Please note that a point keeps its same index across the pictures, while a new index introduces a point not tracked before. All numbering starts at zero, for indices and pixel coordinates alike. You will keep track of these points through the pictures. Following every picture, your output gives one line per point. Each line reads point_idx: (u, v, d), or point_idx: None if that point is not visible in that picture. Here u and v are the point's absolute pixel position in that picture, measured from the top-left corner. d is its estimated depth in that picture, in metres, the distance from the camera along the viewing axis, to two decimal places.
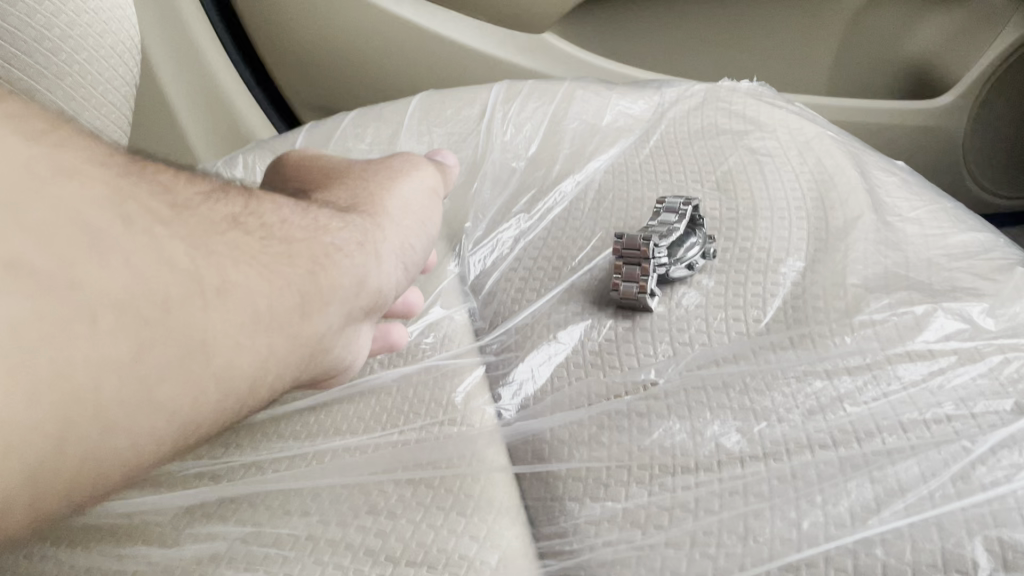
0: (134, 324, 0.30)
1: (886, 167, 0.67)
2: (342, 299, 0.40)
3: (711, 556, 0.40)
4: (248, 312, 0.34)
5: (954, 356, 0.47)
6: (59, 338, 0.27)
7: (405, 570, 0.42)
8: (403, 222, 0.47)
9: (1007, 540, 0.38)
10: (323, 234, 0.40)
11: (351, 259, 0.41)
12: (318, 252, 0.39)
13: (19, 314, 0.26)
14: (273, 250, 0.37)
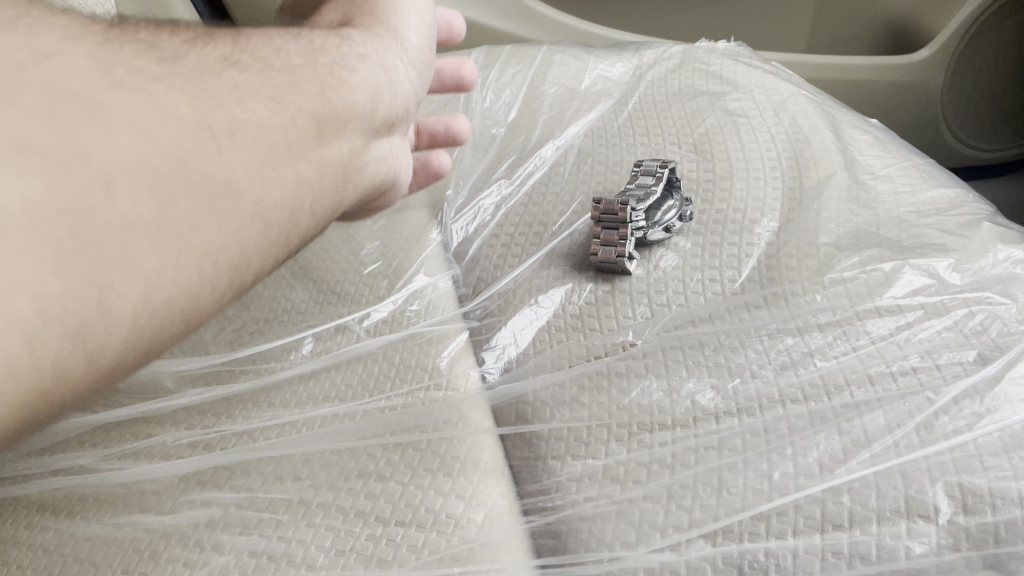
0: (156, 181, 0.29)
1: (860, 124, 0.68)
2: (359, 119, 0.41)
3: (687, 508, 0.42)
4: (262, 142, 0.34)
5: (921, 310, 0.48)
6: (80, 209, 0.27)
7: (393, 530, 0.44)
8: (402, 25, 0.46)
9: (968, 485, 0.39)
10: (323, 55, 0.41)
11: (355, 74, 0.41)
12: (324, 73, 0.40)
13: (32, 195, 0.26)
14: (273, 81, 0.37)
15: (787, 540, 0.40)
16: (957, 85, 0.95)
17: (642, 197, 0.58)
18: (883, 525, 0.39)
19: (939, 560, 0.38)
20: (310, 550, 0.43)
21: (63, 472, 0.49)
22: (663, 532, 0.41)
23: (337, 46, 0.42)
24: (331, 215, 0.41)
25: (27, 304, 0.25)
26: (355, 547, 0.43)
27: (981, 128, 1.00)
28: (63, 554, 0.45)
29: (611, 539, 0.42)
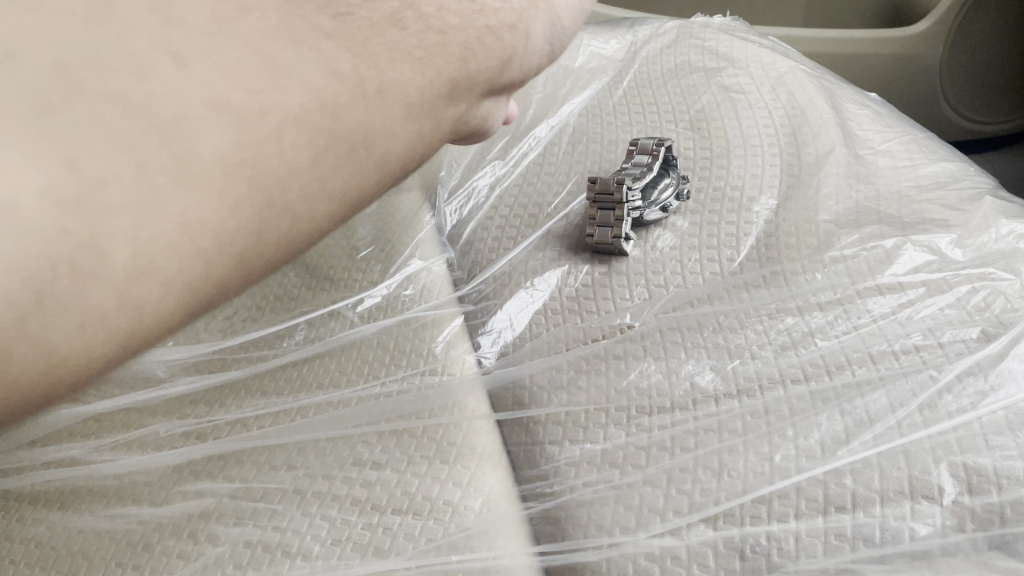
0: (311, 133, 0.30)
1: (858, 99, 0.67)
2: (483, 81, 0.36)
3: (687, 492, 0.41)
4: (399, 101, 0.33)
5: (923, 288, 0.47)
6: (256, 153, 0.29)
7: (391, 519, 0.43)
8: None
9: (972, 465, 0.39)
10: (477, 13, 0.35)
11: (502, 39, 0.36)
12: (472, 39, 0.35)
13: (226, 142, 0.28)
14: (424, 35, 0.33)
15: (790, 523, 0.39)
16: (955, 58, 0.94)
17: (637, 176, 0.57)
18: (887, 506, 0.39)
19: (944, 541, 0.38)
20: (306, 539, 0.42)
21: (53, 464, 0.48)
22: (663, 516, 0.41)
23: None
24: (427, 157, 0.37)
25: (210, 236, 0.28)
26: (352, 536, 0.42)
27: (980, 100, 0.98)
28: (56, 546, 0.44)
29: (610, 525, 0.42)
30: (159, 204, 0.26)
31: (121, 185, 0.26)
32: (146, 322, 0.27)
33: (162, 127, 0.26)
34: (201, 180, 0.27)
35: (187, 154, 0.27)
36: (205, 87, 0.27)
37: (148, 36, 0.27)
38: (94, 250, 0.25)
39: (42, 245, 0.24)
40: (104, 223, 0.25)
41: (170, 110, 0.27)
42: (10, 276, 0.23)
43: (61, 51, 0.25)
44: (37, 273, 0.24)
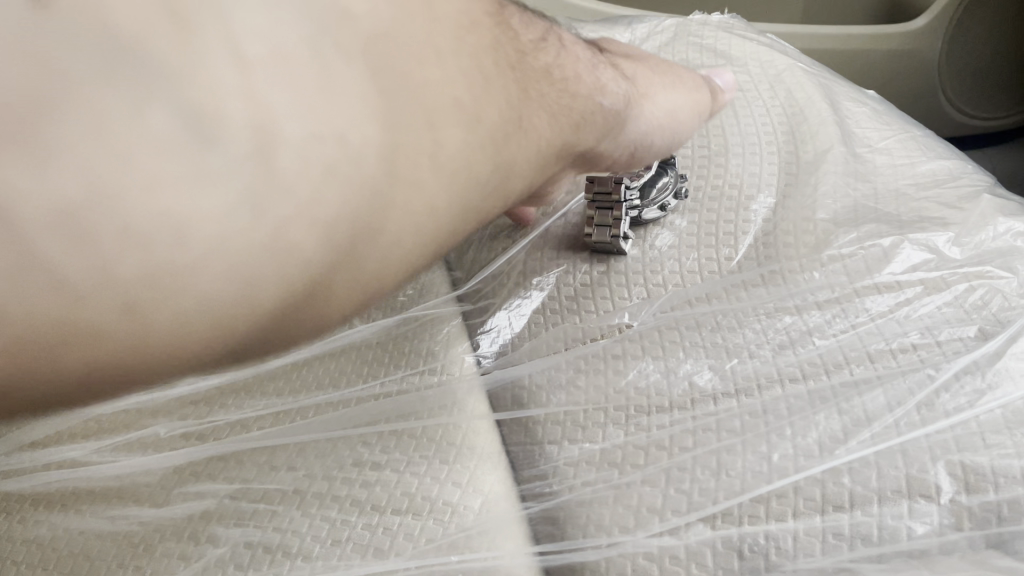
0: (496, 152, 0.35)
1: (856, 97, 0.67)
2: (574, 150, 0.44)
3: (686, 492, 0.41)
4: (533, 143, 0.38)
5: (921, 286, 0.47)
6: (469, 159, 0.34)
7: (391, 519, 0.43)
8: (657, 119, 0.50)
9: (969, 464, 0.39)
10: (597, 95, 0.45)
11: (602, 117, 0.45)
12: (585, 109, 0.43)
13: (462, 142, 0.33)
14: (561, 101, 0.41)
15: (788, 523, 0.39)
16: (955, 55, 0.94)
17: (636, 176, 0.58)
18: (884, 505, 0.39)
19: (942, 540, 0.38)
20: (307, 539, 0.42)
21: (54, 465, 0.48)
22: (661, 516, 0.41)
23: (602, 78, 0.46)
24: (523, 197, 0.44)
25: (430, 219, 0.32)
26: (352, 536, 0.42)
27: (980, 95, 0.98)
28: (58, 548, 0.45)
29: (609, 524, 0.42)
30: (423, 181, 0.31)
31: (407, 157, 0.30)
32: (376, 286, 0.33)
33: (433, 113, 0.31)
34: (445, 168, 0.32)
35: (445, 143, 0.32)
36: (457, 83, 0.33)
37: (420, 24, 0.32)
38: (381, 213, 0.30)
39: (358, 194, 0.29)
40: (393, 190, 0.30)
41: (430, 107, 0.31)
42: (334, 224, 0.29)
43: (384, 29, 0.30)
44: (349, 221, 0.29)
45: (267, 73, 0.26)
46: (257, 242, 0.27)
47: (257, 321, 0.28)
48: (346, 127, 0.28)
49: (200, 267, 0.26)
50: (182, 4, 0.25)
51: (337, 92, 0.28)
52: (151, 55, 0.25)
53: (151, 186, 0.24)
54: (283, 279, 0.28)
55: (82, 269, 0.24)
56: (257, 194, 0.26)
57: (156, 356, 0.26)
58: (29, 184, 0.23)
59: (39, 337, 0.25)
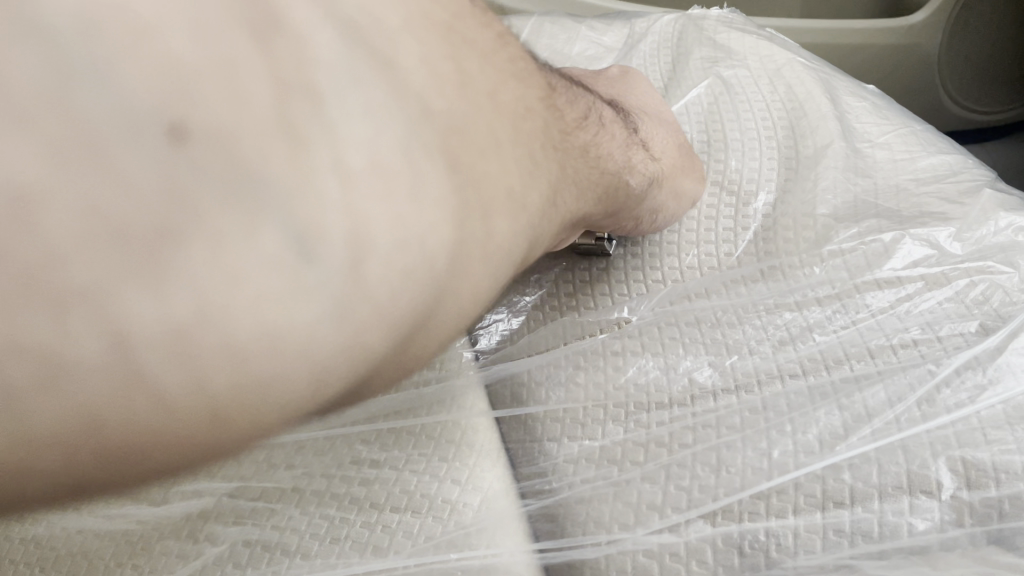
0: (530, 226, 0.38)
1: (856, 90, 0.66)
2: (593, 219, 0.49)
3: (686, 489, 0.41)
4: (557, 217, 0.42)
5: (921, 281, 0.47)
6: (511, 239, 0.36)
7: (389, 517, 0.42)
8: (666, 195, 0.53)
9: (970, 460, 0.39)
10: (626, 174, 0.50)
11: (628, 194, 0.50)
12: (611, 188, 0.48)
13: (505, 226, 0.35)
14: (585, 189, 0.45)
15: (788, 519, 0.39)
16: (955, 47, 0.93)
17: None
18: (885, 501, 0.39)
19: (942, 537, 0.38)
20: (305, 538, 0.42)
21: None
22: (661, 512, 0.41)
23: (632, 154, 0.51)
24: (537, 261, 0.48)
25: (471, 300, 0.35)
26: (351, 534, 0.42)
27: (980, 90, 0.98)
28: (56, 547, 0.44)
29: (609, 521, 0.42)
30: (472, 270, 0.33)
31: (465, 252, 0.32)
32: (411, 362, 0.35)
33: (486, 206, 0.33)
34: (493, 256, 0.34)
35: (492, 234, 0.34)
36: (505, 176, 0.35)
37: (481, 120, 0.34)
38: (435, 302, 0.32)
39: (422, 292, 0.31)
40: (448, 282, 0.32)
41: (486, 196, 0.33)
42: (402, 320, 0.30)
43: (454, 128, 0.32)
44: (414, 316, 0.31)
45: (363, 185, 0.27)
46: (345, 348, 0.28)
47: (312, 408, 0.30)
48: (422, 231, 0.30)
49: (293, 375, 0.27)
50: (298, 121, 0.26)
51: (420, 196, 0.29)
52: (271, 178, 0.25)
53: (253, 302, 0.25)
54: (351, 376, 0.29)
55: (188, 386, 0.25)
56: (352, 302, 0.27)
57: (227, 447, 0.28)
58: (150, 309, 0.23)
59: (133, 443, 0.25)
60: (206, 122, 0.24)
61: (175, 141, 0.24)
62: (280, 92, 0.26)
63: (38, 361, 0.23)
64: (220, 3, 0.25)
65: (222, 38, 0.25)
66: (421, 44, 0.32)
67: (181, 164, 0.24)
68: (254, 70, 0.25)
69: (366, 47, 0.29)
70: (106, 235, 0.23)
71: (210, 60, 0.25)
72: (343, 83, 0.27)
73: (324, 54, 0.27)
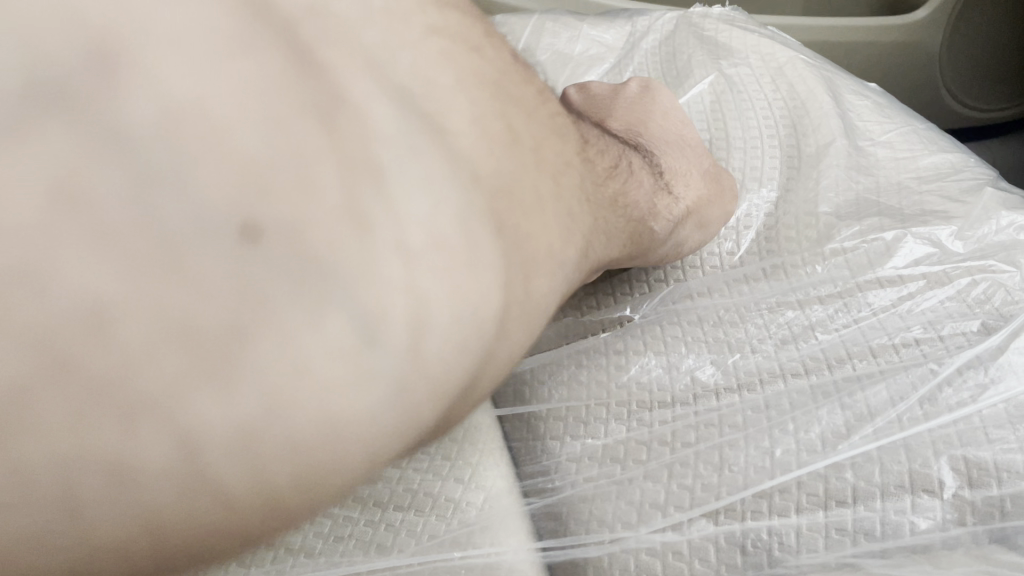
0: (564, 275, 0.38)
1: (858, 89, 0.66)
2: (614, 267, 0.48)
3: (688, 487, 0.41)
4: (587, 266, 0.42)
5: (923, 280, 0.47)
6: (547, 294, 0.36)
7: (393, 515, 0.42)
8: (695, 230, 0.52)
9: (972, 459, 0.39)
10: (649, 219, 0.49)
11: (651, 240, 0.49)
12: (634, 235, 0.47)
13: (543, 282, 0.35)
14: (610, 238, 0.45)
15: (790, 518, 0.39)
16: (955, 44, 0.93)
17: None
18: (887, 500, 0.39)
19: (944, 535, 0.38)
20: (308, 536, 0.42)
21: None
22: (664, 511, 0.41)
23: (655, 195, 0.50)
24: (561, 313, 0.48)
25: (509, 357, 0.34)
26: (354, 533, 0.42)
27: (981, 88, 0.98)
28: None
29: (612, 520, 0.42)
30: (513, 332, 0.33)
31: (511, 315, 0.32)
32: (445, 425, 0.34)
33: (528, 268, 0.33)
34: (529, 315, 0.34)
35: (531, 293, 0.34)
36: (544, 235, 0.35)
37: (523, 182, 0.34)
38: (481, 368, 0.31)
39: (474, 363, 0.30)
40: (494, 348, 0.31)
41: (527, 256, 0.33)
42: (454, 394, 0.29)
43: (499, 195, 0.32)
44: (463, 388, 0.30)
45: (428, 264, 0.27)
46: (403, 431, 0.27)
47: (359, 486, 0.29)
48: (479, 306, 0.29)
49: (354, 466, 0.26)
50: (363, 204, 0.25)
51: (478, 272, 0.29)
52: (339, 265, 0.24)
53: (327, 398, 0.24)
54: (403, 453, 0.28)
55: (254, 486, 0.23)
56: (416, 388, 0.26)
57: (274, 533, 0.26)
58: (224, 415, 0.22)
59: (196, 546, 0.24)
60: (274, 217, 0.23)
61: (244, 238, 0.23)
62: (345, 175, 0.25)
63: (106, 473, 0.21)
64: (283, 88, 0.25)
65: (287, 122, 0.24)
66: (470, 111, 0.32)
67: (250, 263, 0.23)
68: (319, 159, 0.25)
69: (415, 122, 0.28)
70: (179, 339, 0.22)
71: (275, 150, 0.24)
72: (401, 164, 0.27)
73: (382, 136, 0.27)
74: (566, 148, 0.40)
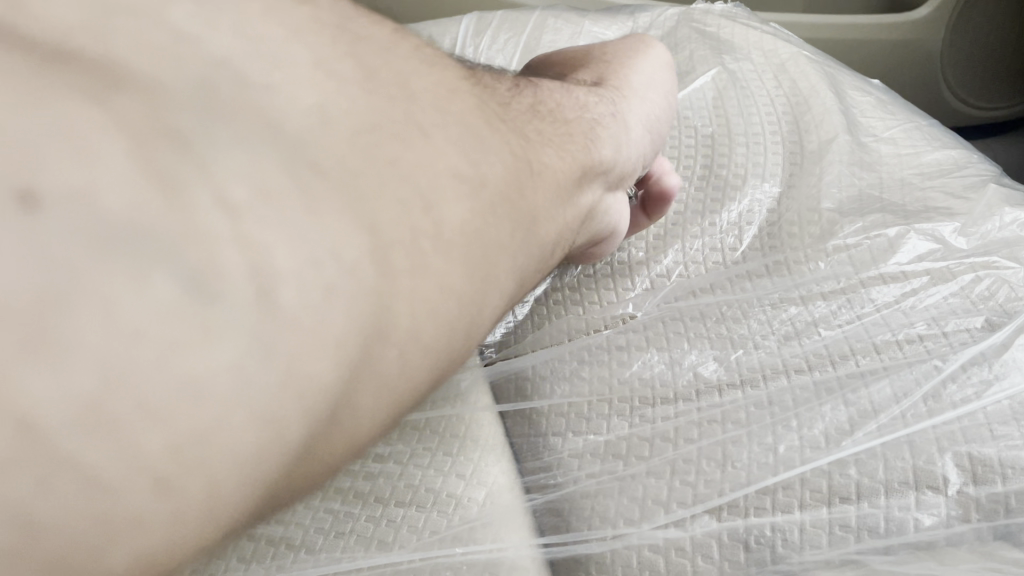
0: (509, 210, 0.36)
1: (860, 86, 0.66)
2: (606, 175, 0.46)
3: (691, 484, 0.41)
4: (554, 182, 0.40)
5: (926, 276, 0.47)
6: (479, 228, 0.34)
7: (394, 511, 0.42)
8: (646, 97, 0.52)
9: (976, 456, 0.39)
10: (586, 112, 0.46)
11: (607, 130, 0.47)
12: (587, 128, 0.45)
13: (462, 214, 0.33)
14: (556, 127, 0.42)
15: (794, 514, 0.39)
16: (957, 44, 0.93)
17: None
18: (891, 497, 0.39)
19: (948, 532, 0.38)
20: (310, 532, 0.42)
21: None
22: (667, 507, 0.41)
23: (596, 102, 0.48)
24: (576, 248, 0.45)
25: (443, 300, 0.32)
26: (355, 529, 0.42)
27: (983, 86, 0.97)
28: None
29: (614, 516, 0.41)
30: (426, 268, 0.31)
31: (406, 248, 0.30)
32: (399, 399, 0.32)
33: (424, 196, 0.32)
34: (461, 256, 0.33)
35: (441, 222, 0.32)
36: (442, 159, 0.33)
37: (400, 116, 0.33)
38: (389, 315, 0.30)
39: (362, 311, 0.28)
40: (395, 289, 0.30)
41: (425, 188, 0.32)
42: (347, 343, 0.28)
43: (355, 130, 0.31)
44: (360, 338, 0.28)
45: (261, 212, 0.26)
46: (276, 384, 0.25)
47: (281, 468, 0.27)
48: (338, 247, 0.28)
49: (226, 424, 0.24)
50: (164, 168, 0.25)
51: (326, 211, 0.28)
52: (151, 225, 0.24)
53: (167, 354, 0.23)
54: (307, 414, 0.27)
55: (106, 459, 0.22)
56: (272, 335, 0.25)
57: (191, 530, 0.24)
58: (48, 386, 0.21)
59: (80, 544, 0.22)
60: (62, 185, 0.23)
61: (31, 206, 0.22)
62: (134, 145, 0.24)
63: None
64: (51, 77, 0.24)
65: (70, 104, 0.24)
66: (313, 65, 0.31)
67: (47, 229, 0.22)
68: (104, 130, 0.24)
69: (216, 86, 0.28)
70: None
71: (51, 124, 0.23)
72: (198, 126, 0.26)
73: (168, 105, 0.26)
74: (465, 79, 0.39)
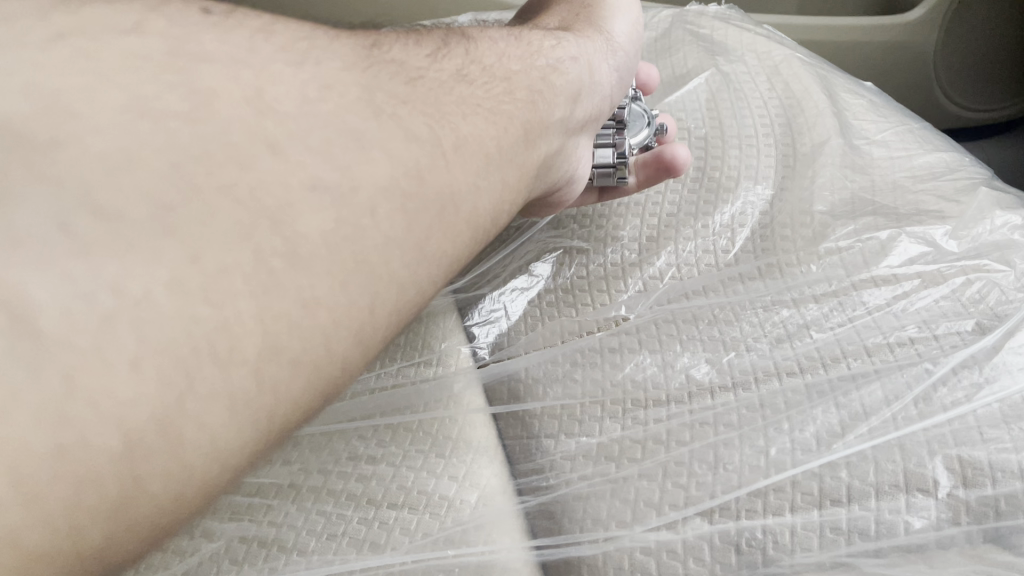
0: (402, 199, 0.34)
1: (852, 89, 0.67)
2: (559, 123, 0.48)
3: (683, 486, 0.41)
4: (479, 154, 0.39)
5: (918, 279, 0.48)
6: (360, 230, 0.32)
7: (387, 513, 0.42)
8: (605, 45, 0.54)
9: (967, 458, 0.39)
10: (538, 59, 0.48)
11: (563, 76, 0.48)
12: (537, 77, 0.47)
13: (330, 222, 0.31)
14: (496, 87, 0.44)
15: (784, 517, 0.39)
16: (950, 46, 0.93)
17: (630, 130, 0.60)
18: (881, 500, 0.39)
19: (939, 534, 0.38)
20: (301, 534, 0.42)
21: None
22: (659, 510, 0.41)
23: (554, 48, 0.50)
24: (530, 191, 0.47)
25: (314, 316, 0.30)
26: (347, 531, 0.42)
27: (976, 89, 0.97)
28: None
29: (606, 518, 0.41)
30: (278, 286, 0.29)
31: (255, 263, 0.29)
32: (281, 417, 0.29)
33: (272, 215, 0.30)
34: (339, 260, 0.31)
35: (296, 241, 0.30)
36: (300, 171, 0.31)
37: (247, 131, 0.31)
38: (226, 336, 0.28)
39: (191, 331, 0.27)
40: (230, 308, 0.28)
41: (271, 204, 0.30)
42: (153, 359, 0.26)
43: (175, 156, 0.29)
44: (175, 357, 0.26)
45: (37, 250, 0.25)
46: (59, 393, 0.24)
47: (114, 484, 0.25)
48: (130, 264, 0.26)
49: (3, 436, 0.23)
50: None
51: (117, 231, 0.27)
52: None
53: None
54: (122, 421, 0.25)
55: None
56: (42, 354, 0.24)
57: (15, 547, 0.23)
58: None
59: None
60: None
61: None
62: None
63: None
64: None
65: None
66: (135, 93, 0.30)
67: None
68: None
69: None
70: None
71: None
72: None
73: None
74: (383, 53, 0.40)
